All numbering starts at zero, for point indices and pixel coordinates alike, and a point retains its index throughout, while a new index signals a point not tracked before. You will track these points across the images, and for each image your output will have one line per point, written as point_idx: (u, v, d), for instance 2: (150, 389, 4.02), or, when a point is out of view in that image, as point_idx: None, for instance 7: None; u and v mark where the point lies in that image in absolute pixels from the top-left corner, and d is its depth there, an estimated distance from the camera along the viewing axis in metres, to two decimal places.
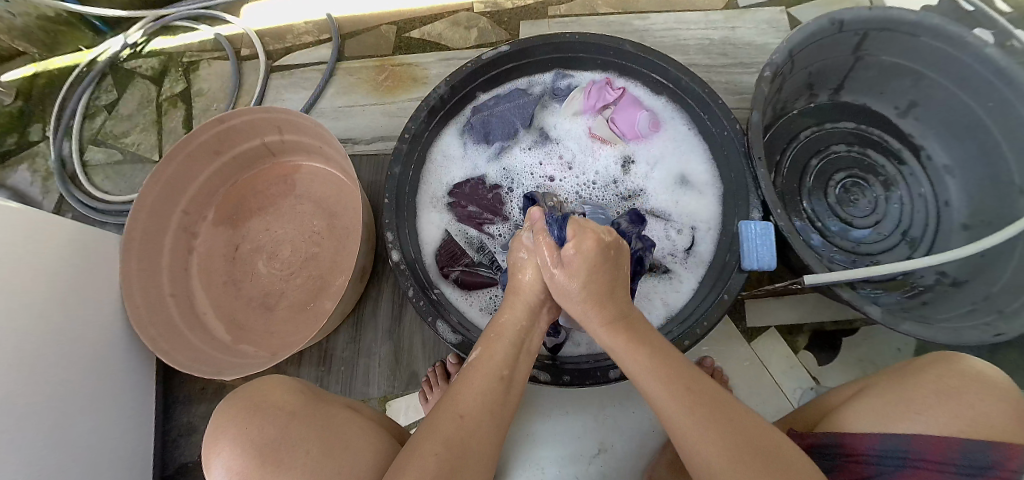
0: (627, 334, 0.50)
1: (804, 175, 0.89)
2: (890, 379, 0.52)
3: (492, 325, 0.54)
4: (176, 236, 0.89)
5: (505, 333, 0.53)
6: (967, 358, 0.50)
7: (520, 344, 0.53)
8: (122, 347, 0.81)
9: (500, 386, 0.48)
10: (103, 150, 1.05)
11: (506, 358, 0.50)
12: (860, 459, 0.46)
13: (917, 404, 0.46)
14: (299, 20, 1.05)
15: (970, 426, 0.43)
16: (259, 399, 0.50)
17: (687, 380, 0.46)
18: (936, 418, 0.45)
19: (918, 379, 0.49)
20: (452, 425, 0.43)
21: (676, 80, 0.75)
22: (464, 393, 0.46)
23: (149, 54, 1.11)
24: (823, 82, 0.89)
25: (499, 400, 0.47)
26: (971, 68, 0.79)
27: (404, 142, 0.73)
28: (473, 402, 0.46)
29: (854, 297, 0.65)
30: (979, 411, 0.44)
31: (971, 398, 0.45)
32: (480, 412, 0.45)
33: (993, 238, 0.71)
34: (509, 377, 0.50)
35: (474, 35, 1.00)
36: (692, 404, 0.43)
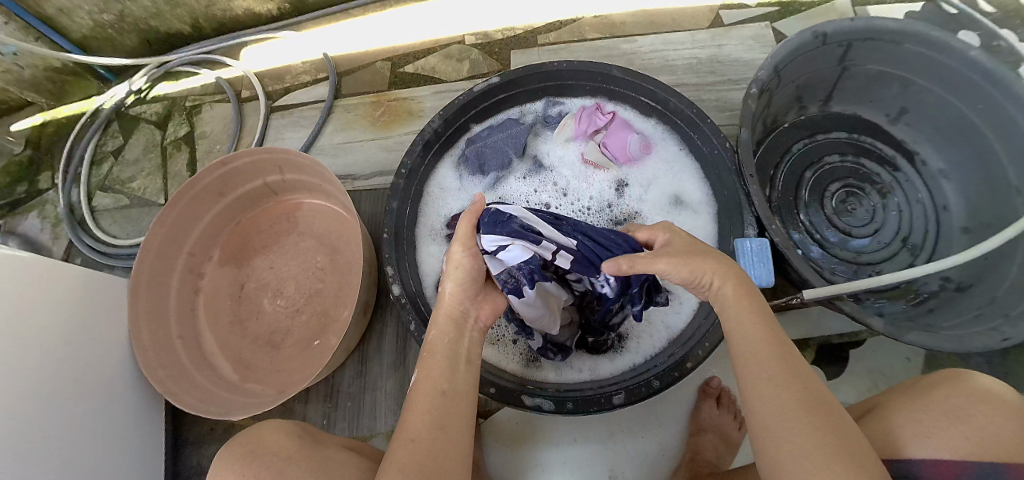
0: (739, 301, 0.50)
1: (800, 187, 0.89)
2: (896, 398, 0.51)
3: (423, 346, 0.54)
4: (183, 277, 0.91)
5: (436, 348, 0.53)
6: (970, 373, 0.50)
7: (456, 354, 0.53)
8: (132, 391, 0.82)
9: (444, 401, 0.49)
10: (110, 195, 1.08)
11: (443, 372, 0.51)
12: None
13: (926, 425, 0.46)
14: (297, 61, 1.08)
15: (980, 446, 0.43)
16: (259, 447, 0.51)
17: (787, 349, 0.47)
18: (945, 438, 0.44)
19: (924, 399, 0.48)
20: (404, 450, 0.45)
21: (664, 102, 0.77)
22: (412, 417, 0.47)
23: (153, 100, 1.14)
24: (812, 94, 0.91)
25: (449, 415, 0.48)
26: (957, 71, 0.80)
27: (401, 177, 0.75)
28: (421, 424, 0.47)
29: (854, 309, 0.65)
30: (986, 431, 0.44)
31: (979, 419, 0.45)
32: (428, 432, 0.46)
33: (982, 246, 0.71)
34: (451, 389, 0.50)
35: (466, 67, 1.02)
36: (776, 370, 0.45)
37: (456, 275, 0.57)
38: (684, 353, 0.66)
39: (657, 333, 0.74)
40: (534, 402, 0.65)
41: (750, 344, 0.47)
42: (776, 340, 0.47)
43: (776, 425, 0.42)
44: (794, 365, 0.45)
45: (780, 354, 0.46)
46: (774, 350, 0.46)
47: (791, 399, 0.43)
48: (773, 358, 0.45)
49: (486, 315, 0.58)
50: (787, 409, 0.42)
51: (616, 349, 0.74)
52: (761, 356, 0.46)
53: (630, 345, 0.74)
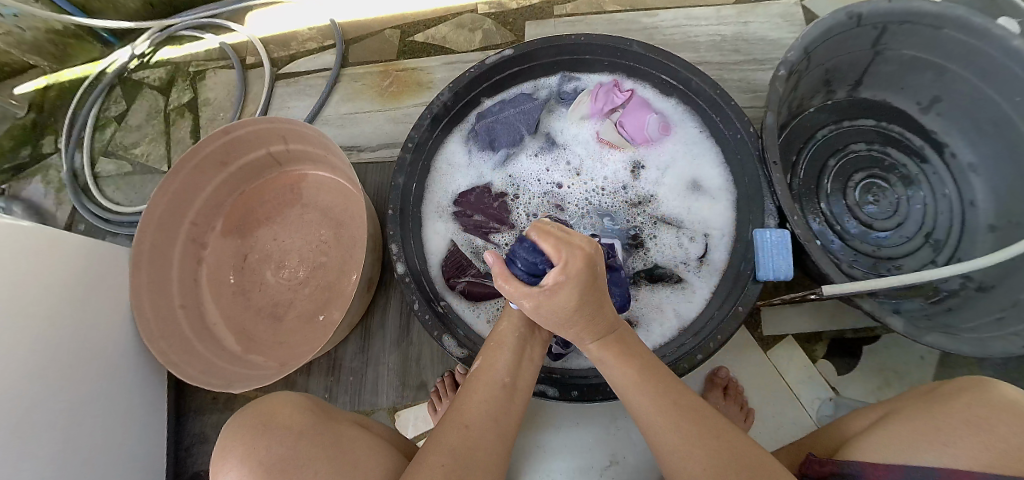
0: (617, 366, 0.48)
1: (822, 176, 0.86)
2: (917, 407, 0.50)
3: (492, 336, 0.54)
4: (185, 247, 0.89)
5: (504, 341, 0.52)
6: (994, 383, 0.48)
7: (521, 351, 0.52)
8: (134, 361, 0.82)
9: (502, 395, 0.47)
10: (113, 161, 1.06)
11: (507, 366, 0.50)
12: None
13: (945, 435, 0.44)
14: (303, 27, 1.05)
15: (1000, 458, 0.41)
16: (269, 417, 0.50)
17: (682, 407, 0.44)
18: (963, 448, 0.43)
19: (946, 410, 0.47)
20: (457, 435, 0.43)
21: (686, 81, 0.73)
22: (468, 402, 0.46)
23: (156, 65, 1.11)
24: (840, 78, 0.86)
25: (503, 409, 0.46)
26: (996, 61, 0.75)
27: (408, 152, 0.72)
28: (477, 411, 0.45)
29: (874, 307, 0.63)
30: (1009, 440, 0.42)
31: (999, 428, 0.43)
32: (482, 421, 0.44)
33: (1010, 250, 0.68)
34: (512, 386, 0.49)
35: (478, 37, 0.98)
36: (682, 434, 0.43)
37: None
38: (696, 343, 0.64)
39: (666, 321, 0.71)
40: (537, 389, 0.64)
41: (648, 410, 0.45)
42: (667, 401, 0.45)
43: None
44: (693, 421, 0.43)
45: (678, 413, 0.44)
46: (676, 410, 0.44)
47: (701, 465, 0.41)
48: (676, 417, 0.44)
49: None
50: (700, 475, 0.40)
51: None
52: (660, 419, 0.44)
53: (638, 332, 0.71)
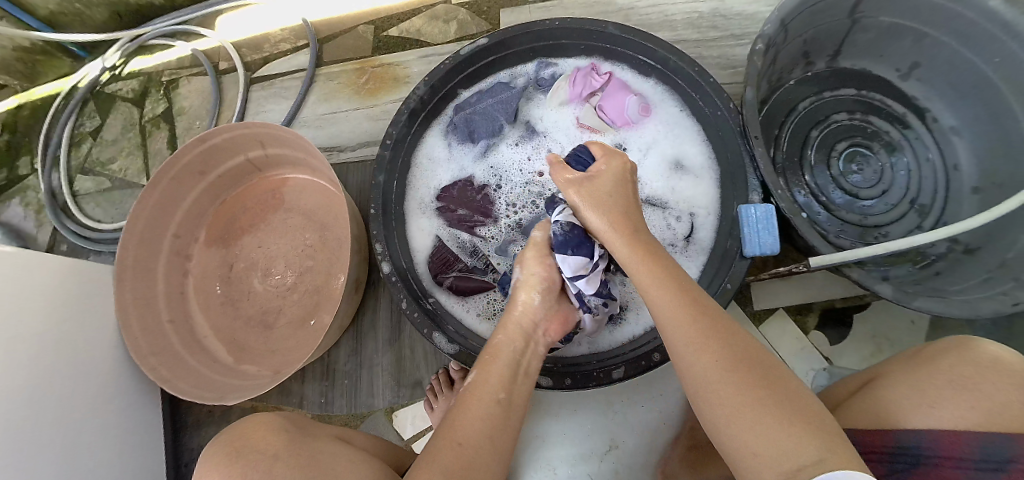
0: (643, 265, 0.50)
1: (805, 148, 0.85)
2: (905, 368, 0.50)
3: (486, 349, 0.53)
4: (170, 260, 0.88)
5: (500, 356, 0.52)
6: (979, 342, 0.48)
7: (516, 366, 0.52)
8: (125, 378, 0.81)
9: (499, 411, 0.46)
10: (92, 178, 1.05)
11: (502, 380, 0.49)
12: (873, 457, 0.44)
13: (932, 397, 0.45)
14: (275, 28, 1.03)
15: (988, 417, 0.42)
16: (243, 442, 0.50)
17: (696, 310, 0.45)
18: (954, 410, 0.43)
19: (932, 369, 0.47)
20: (450, 452, 0.42)
21: (663, 60, 0.72)
22: (462, 418, 0.45)
23: (128, 76, 1.09)
24: (819, 49, 0.85)
25: (500, 424, 0.46)
26: (973, 23, 0.75)
27: (386, 149, 0.71)
28: (473, 428, 0.44)
29: (863, 276, 0.63)
30: (998, 402, 0.42)
31: (988, 389, 0.43)
32: (479, 438, 0.43)
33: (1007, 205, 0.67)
34: (508, 401, 0.48)
35: (453, 28, 0.97)
36: (687, 336, 0.44)
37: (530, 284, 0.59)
38: None
39: None
40: (531, 379, 0.64)
41: (664, 308, 0.46)
42: (686, 304, 0.46)
43: (703, 395, 0.41)
44: (701, 322, 0.44)
45: (692, 315, 0.45)
46: (683, 309, 0.45)
47: (734, 393, 0.39)
48: (683, 318, 0.45)
49: (553, 332, 0.58)
50: (710, 369, 0.41)
51: (614, 321, 0.71)
52: (680, 318, 0.45)
53: (629, 315, 0.71)
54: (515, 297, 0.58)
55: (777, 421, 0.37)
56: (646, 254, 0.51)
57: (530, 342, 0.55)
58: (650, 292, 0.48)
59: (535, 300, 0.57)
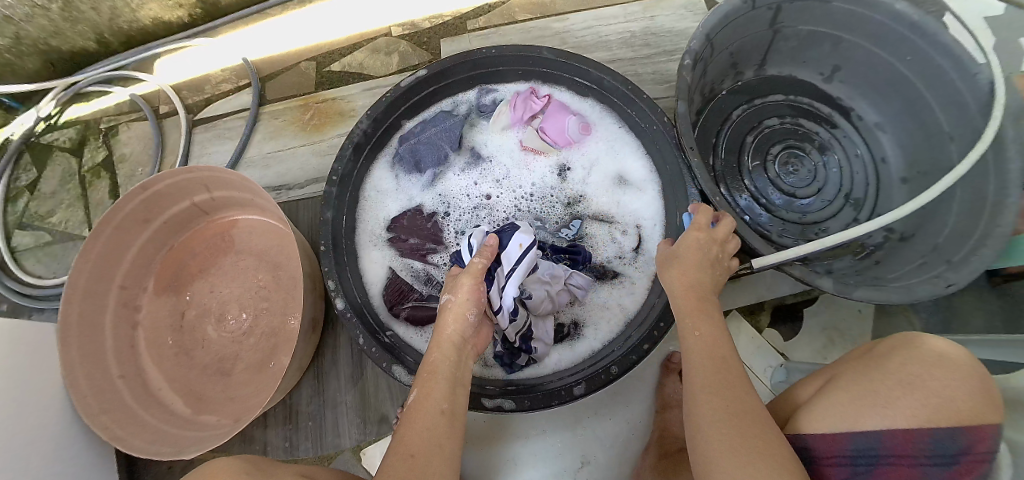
0: (692, 319, 0.53)
1: (743, 152, 0.89)
2: (857, 368, 0.50)
3: (422, 366, 0.52)
4: (117, 313, 0.85)
5: (439, 372, 0.51)
6: (925, 337, 0.49)
7: (456, 377, 0.52)
8: (76, 440, 0.77)
9: (444, 422, 0.47)
10: (30, 233, 1.00)
11: (443, 392, 0.49)
12: (833, 462, 0.45)
13: (883, 396, 0.45)
14: (216, 69, 1.02)
15: (934, 412, 0.43)
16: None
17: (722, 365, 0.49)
18: (904, 409, 0.44)
19: (882, 370, 0.48)
20: (403, 466, 0.43)
21: (598, 81, 0.75)
22: (409, 434, 0.46)
23: (64, 126, 1.05)
24: (746, 60, 0.89)
25: (447, 436, 0.47)
26: (888, 27, 0.80)
27: (333, 185, 0.71)
28: (422, 442, 0.45)
29: (803, 272, 0.65)
30: (941, 394, 0.43)
31: (931, 383, 0.44)
32: (428, 451, 0.45)
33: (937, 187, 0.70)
34: (451, 412, 0.49)
35: (395, 60, 0.98)
36: (708, 382, 0.47)
37: (462, 306, 0.55)
38: (641, 335, 0.65)
39: (612, 317, 0.72)
40: (494, 403, 0.63)
41: (699, 357, 0.50)
42: (717, 355, 0.49)
43: (706, 433, 0.44)
44: (731, 376, 0.48)
45: (719, 369, 0.48)
46: (720, 363, 0.49)
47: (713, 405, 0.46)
48: (713, 373, 0.48)
49: (482, 342, 0.58)
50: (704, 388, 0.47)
51: (573, 337, 0.72)
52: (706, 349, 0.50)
53: (587, 331, 0.72)
54: (443, 320, 0.54)
55: (739, 430, 0.43)
56: (695, 310, 0.54)
57: (463, 354, 0.54)
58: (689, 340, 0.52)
59: (469, 316, 0.55)
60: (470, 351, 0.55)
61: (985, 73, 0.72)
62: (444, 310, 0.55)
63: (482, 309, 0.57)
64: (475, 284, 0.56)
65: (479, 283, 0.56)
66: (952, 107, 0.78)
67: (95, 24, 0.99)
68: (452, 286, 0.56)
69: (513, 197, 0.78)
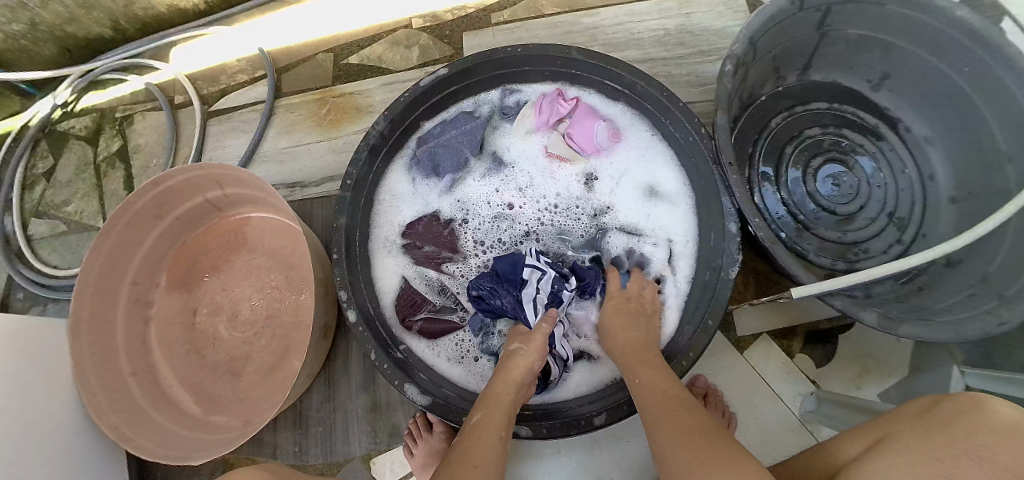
0: (637, 370, 0.55)
1: (780, 164, 0.83)
2: (917, 429, 0.44)
3: (484, 392, 0.55)
4: (129, 309, 0.84)
5: (503, 401, 0.54)
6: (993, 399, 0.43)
7: (515, 412, 0.54)
8: (86, 437, 0.76)
9: (502, 448, 0.49)
10: (46, 222, 0.99)
11: (506, 420, 0.52)
12: None
13: (950, 465, 0.39)
14: (231, 59, 0.99)
15: None
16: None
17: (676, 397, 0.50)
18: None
19: (946, 433, 0.41)
20: (467, 473, 0.45)
21: (631, 85, 0.70)
22: (474, 446, 0.48)
23: (80, 113, 1.04)
24: (789, 63, 0.83)
25: (504, 461, 0.49)
26: (944, 34, 0.72)
27: (347, 190, 0.67)
28: (486, 455, 0.47)
29: (846, 305, 0.60)
30: None
31: None
32: (491, 467, 0.46)
33: (983, 226, 0.59)
34: (508, 440, 0.51)
35: (415, 54, 0.94)
36: (671, 416, 0.48)
37: (535, 355, 0.58)
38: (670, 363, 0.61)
39: None
40: (511, 429, 0.60)
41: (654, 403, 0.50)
42: (670, 392, 0.51)
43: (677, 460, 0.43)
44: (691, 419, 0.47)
45: (682, 414, 0.47)
46: (681, 408, 0.48)
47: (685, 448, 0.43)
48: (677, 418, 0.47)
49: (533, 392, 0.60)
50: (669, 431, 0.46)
51: (593, 360, 0.69)
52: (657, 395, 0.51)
53: (609, 354, 0.69)
54: (513, 362, 0.57)
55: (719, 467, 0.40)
56: (638, 361, 0.57)
57: (523, 391, 0.56)
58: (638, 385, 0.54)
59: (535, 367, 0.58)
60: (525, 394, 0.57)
61: None
62: (516, 352, 0.59)
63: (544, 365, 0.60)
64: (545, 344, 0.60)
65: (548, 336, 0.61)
66: (1010, 123, 0.71)
67: (110, 10, 0.97)
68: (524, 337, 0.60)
69: (535, 206, 0.74)
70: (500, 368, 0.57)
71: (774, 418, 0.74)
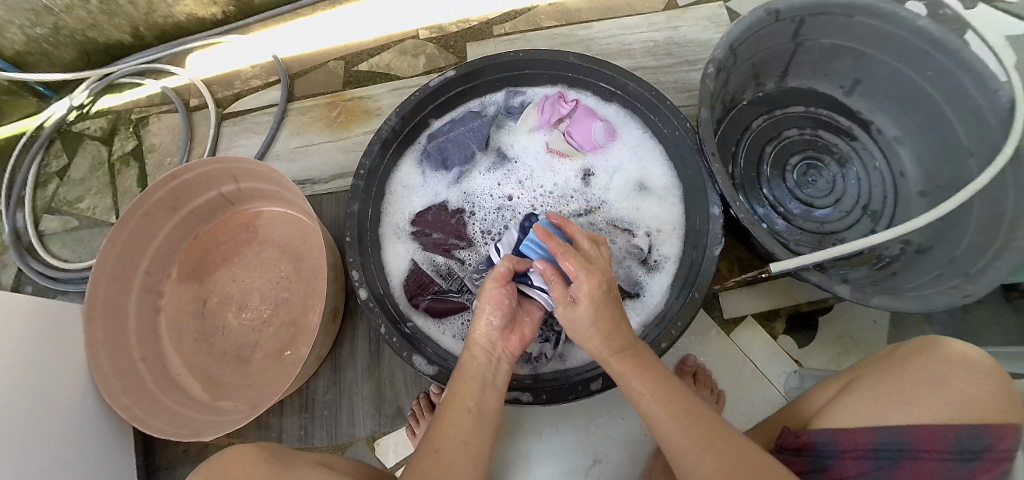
0: (636, 377, 0.51)
1: (761, 162, 0.90)
2: (879, 370, 0.52)
3: (457, 368, 0.56)
4: (141, 297, 0.86)
5: (468, 374, 0.54)
6: (946, 340, 0.51)
7: (487, 380, 0.54)
8: (95, 420, 0.78)
9: (472, 421, 0.49)
10: (58, 218, 1.02)
11: (473, 393, 0.52)
12: (857, 455, 0.47)
13: (908, 394, 0.47)
14: (246, 65, 1.05)
15: (959, 410, 0.44)
16: (225, 470, 0.51)
17: (678, 390, 0.50)
18: (927, 405, 0.46)
19: (904, 369, 0.50)
20: (427, 460, 0.45)
21: (624, 87, 0.77)
22: (439, 430, 0.48)
23: (96, 115, 1.08)
24: (767, 71, 0.90)
25: (474, 433, 0.49)
26: (908, 42, 0.81)
27: (361, 178, 0.72)
28: (448, 435, 0.48)
29: (821, 278, 0.66)
30: (968, 394, 0.45)
31: (960, 383, 0.46)
32: (453, 445, 0.47)
33: (942, 208, 0.70)
34: (478, 411, 0.51)
35: (422, 62, 1.00)
36: (673, 412, 0.47)
37: (488, 308, 0.57)
38: (657, 334, 0.65)
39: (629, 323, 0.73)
40: (511, 395, 0.64)
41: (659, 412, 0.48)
42: (667, 382, 0.50)
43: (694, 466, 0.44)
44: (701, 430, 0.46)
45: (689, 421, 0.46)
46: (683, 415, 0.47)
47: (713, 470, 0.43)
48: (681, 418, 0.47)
49: (514, 347, 0.58)
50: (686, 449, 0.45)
51: None
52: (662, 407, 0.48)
53: None
54: (473, 325, 0.57)
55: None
56: (634, 365, 0.52)
57: (493, 355, 0.56)
58: (640, 387, 0.50)
59: (494, 321, 0.56)
60: (502, 357, 0.57)
61: (1006, 91, 0.73)
62: (474, 316, 0.58)
63: (511, 311, 0.58)
64: (498, 287, 0.57)
65: (499, 284, 0.57)
66: (971, 119, 0.79)
67: (132, 17, 1.02)
68: (478, 290, 0.58)
69: (534, 198, 0.80)
70: (466, 343, 0.57)
71: (761, 396, 0.79)
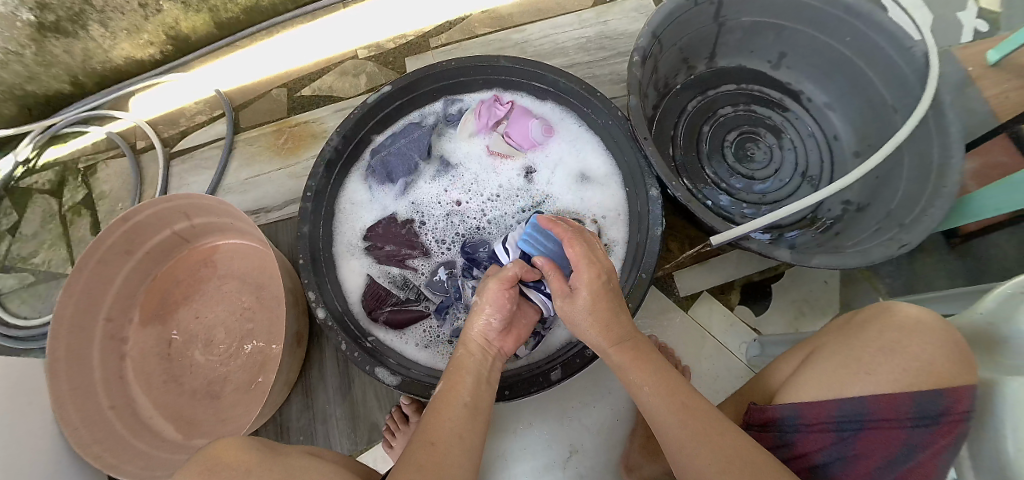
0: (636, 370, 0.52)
1: (700, 142, 0.93)
2: (838, 339, 0.54)
3: (451, 363, 0.55)
4: (105, 345, 0.86)
5: (465, 367, 0.53)
6: (897, 306, 0.52)
7: (483, 376, 0.53)
8: (67, 474, 0.77)
9: (466, 415, 0.49)
10: (13, 275, 1.01)
11: (468, 387, 0.51)
12: (821, 428, 0.48)
13: (865, 363, 0.49)
14: (189, 101, 1.05)
15: (915, 376, 0.46)
16: (212, 463, 0.46)
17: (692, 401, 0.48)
18: (885, 373, 0.47)
19: (861, 338, 0.51)
20: (422, 451, 0.44)
21: (555, 84, 0.79)
22: (434, 423, 0.47)
23: (42, 168, 1.07)
24: (696, 54, 0.94)
25: (468, 427, 0.48)
26: (824, 13, 0.85)
27: (308, 200, 0.73)
28: (442, 428, 0.46)
29: (762, 246, 0.68)
30: (921, 358, 0.47)
31: (913, 348, 0.48)
32: (449, 437, 0.46)
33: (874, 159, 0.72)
34: (474, 405, 0.50)
35: (363, 81, 1.02)
36: (688, 431, 0.46)
37: (488, 308, 0.56)
38: None
39: None
40: None
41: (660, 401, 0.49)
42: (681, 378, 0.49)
43: None
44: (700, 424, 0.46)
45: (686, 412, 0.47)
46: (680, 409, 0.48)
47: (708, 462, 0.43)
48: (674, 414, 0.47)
49: (509, 346, 0.59)
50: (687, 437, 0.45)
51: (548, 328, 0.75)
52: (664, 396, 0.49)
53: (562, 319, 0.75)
54: (470, 321, 0.57)
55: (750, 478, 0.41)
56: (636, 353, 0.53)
57: (487, 352, 0.56)
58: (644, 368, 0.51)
59: (492, 322, 0.56)
60: (495, 353, 0.57)
61: (920, 47, 0.77)
62: (473, 313, 0.57)
63: (509, 313, 0.58)
64: (501, 289, 0.57)
65: (506, 286, 0.57)
66: (894, 80, 0.83)
67: (69, 66, 1.02)
68: (478, 289, 0.58)
69: (480, 201, 0.82)
70: (461, 338, 0.57)
71: (723, 368, 0.82)
